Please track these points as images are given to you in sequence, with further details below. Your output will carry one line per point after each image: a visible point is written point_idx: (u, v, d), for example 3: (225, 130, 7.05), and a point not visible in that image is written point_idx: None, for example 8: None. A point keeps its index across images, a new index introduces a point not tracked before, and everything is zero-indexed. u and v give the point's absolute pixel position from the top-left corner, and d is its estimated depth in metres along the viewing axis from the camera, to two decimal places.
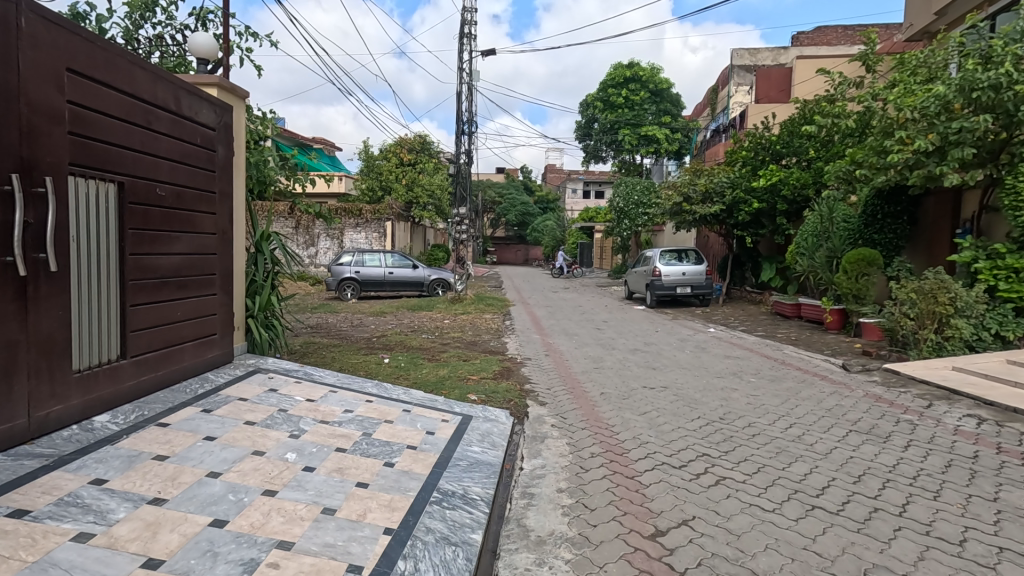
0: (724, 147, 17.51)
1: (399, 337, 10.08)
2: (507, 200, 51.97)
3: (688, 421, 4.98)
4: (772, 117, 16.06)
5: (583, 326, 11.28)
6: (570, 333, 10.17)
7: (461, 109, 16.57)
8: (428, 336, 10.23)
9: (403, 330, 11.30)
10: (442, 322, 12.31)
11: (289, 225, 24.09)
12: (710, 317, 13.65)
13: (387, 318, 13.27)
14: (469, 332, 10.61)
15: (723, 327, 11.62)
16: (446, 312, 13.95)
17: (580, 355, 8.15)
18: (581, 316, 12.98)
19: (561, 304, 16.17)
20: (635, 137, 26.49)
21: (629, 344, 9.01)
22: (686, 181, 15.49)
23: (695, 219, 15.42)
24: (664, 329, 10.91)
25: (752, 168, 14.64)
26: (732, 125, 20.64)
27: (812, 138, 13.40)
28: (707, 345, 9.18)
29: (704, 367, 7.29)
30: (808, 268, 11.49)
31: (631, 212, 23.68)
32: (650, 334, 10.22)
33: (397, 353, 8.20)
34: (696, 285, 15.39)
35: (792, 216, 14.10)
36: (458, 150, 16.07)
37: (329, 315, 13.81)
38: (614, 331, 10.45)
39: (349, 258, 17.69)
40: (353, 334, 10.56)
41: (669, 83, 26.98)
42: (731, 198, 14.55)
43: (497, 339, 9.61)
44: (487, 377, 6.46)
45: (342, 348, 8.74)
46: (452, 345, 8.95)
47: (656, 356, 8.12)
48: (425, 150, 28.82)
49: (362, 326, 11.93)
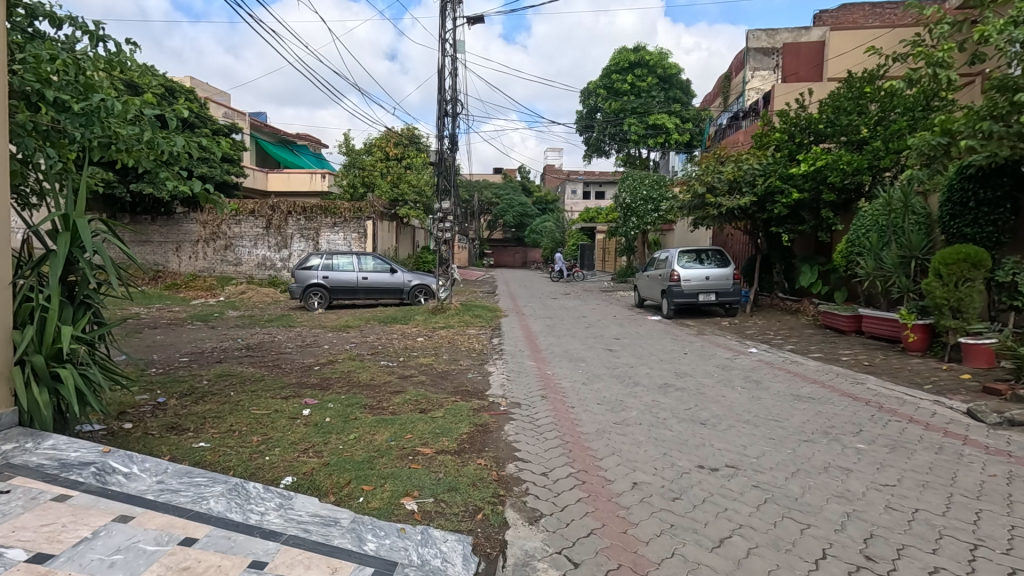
0: (749, 131, 15.17)
1: (352, 364, 7.71)
2: (504, 200, 49.53)
3: (812, 569, 2.59)
4: (808, 94, 13.76)
5: (589, 346, 8.93)
6: (574, 359, 7.82)
7: (443, 86, 14.20)
8: (390, 362, 7.83)
9: (364, 352, 8.92)
10: (415, 340, 9.93)
11: (260, 225, 22.01)
12: (742, 331, 11.29)
13: (349, 334, 10.95)
14: (444, 356, 8.27)
15: (765, 347, 9.27)
16: (422, 326, 11.59)
17: (590, 395, 5.81)
18: (586, 330, 10.66)
19: (562, 314, 13.85)
20: (642, 126, 24.10)
21: (656, 377, 6.66)
22: (709, 170, 13.13)
23: (720, 214, 13.03)
24: (694, 351, 8.54)
25: (789, 153, 12.31)
26: (754, 109, 18.31)
27: (864, 116, 11.27)
28: (760, 377, 6.81)
29: (776, 421, 4.93)
30: (873, 272, 9.04)
31: (639, 208, 21.22)
32: (677, 359, 7.87)
33: (331, 394, 5.78)
34: (721, 291, 13.04)
35: (840, 209, 11.72)
36: (441, 134, 13.72)
37: (281, 331, 11.46)
38: (630, 355, 8.08)
39: (317, 261, 15.36)
40: (294, 360, 8.19)
41: (678, 68, 24.75)
42: (765, 186, 12.13)
43: (480, 369, 7.23)
44: (446, 449, 4.07)
45: (259, 385, 6.32)
46: (415, 379, 6.55)
47: (696, 398, 5.76)
48: (414, 144, 26.50)
49: (313, 346, 9.59)
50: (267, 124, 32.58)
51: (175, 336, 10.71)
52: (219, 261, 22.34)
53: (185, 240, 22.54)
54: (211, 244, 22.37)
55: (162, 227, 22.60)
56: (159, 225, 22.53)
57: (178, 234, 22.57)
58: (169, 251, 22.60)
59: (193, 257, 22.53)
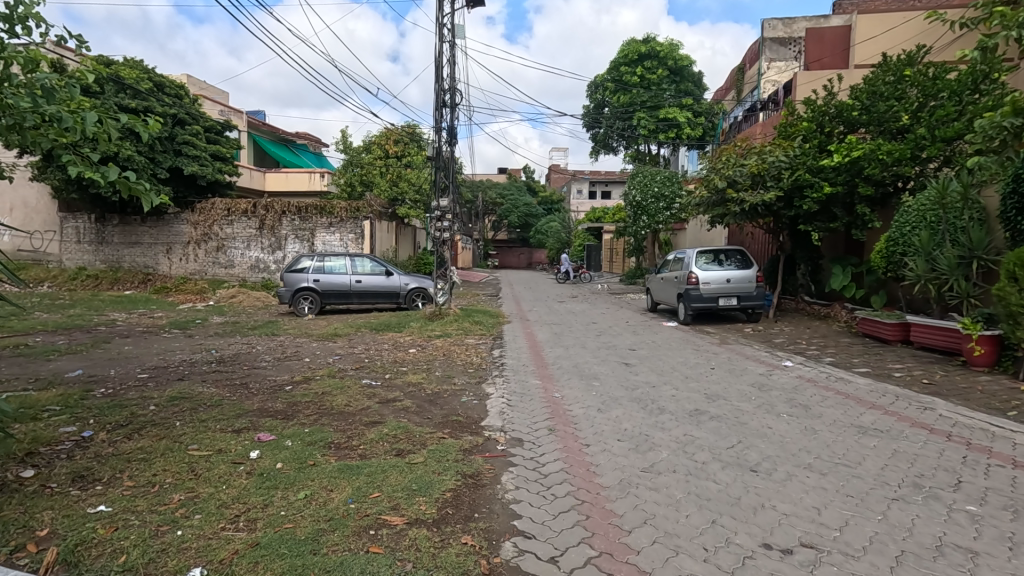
0: (770, 121, 14.06)
1: (330, 382, 6.72)
2: (509, 200, 48.39)
3: None
4: (836, 80, 12.68)
5: (602, 359, 7.90)
6: (585, 376, 6.79)
7: (441, 74, 13.19)
8: (373, 380, 6.82)
9: (349, 366, 7.93)
10: (407, 352, 8.92)
11: (253, 225, 21.12)
12: (770, 340, 10.24)
13: (336, 344, 9.97)
14: (437, 372, 7.25)
15: (801, 359, 8.19)
16: (417, 335, 10.59)
17: (608, 427, 4.78)
18: (597, 340, 9.63)
19: (570, 319, 12.81)
20: (652, 121, 23.02)
21: (683, 401, 5.63)
22: (730, 163, 12.01)
23: (742, 211, 11.91)
24: (722, 366, 7.49)
25: (818, 143, 11.20)
26: (773, 100, 17.23)
27: (904, 102, 10.23)
28: (806, 400, 5.75)
29: (847, 468, 3.88)
30: (925, 275, 8.02)
31: (649, 206, 20.11)
32: (705, 377, 6.82)
33: (293, 427, 4.75)
34: (743, 295, 11.98)
35: (877, 203, 10.63)
36: (439, 126, 12.72)
37: (263, 340, 10.54)
38: (650, 371, 7.05)
39: (308, 263, 14.40)
40: (266, 376, 7.21)
41: (690, 59, 23.66)
42: (792, 180, 11.01)
43: (478, 390, 6.22)
44: (423, 518, 3.05)
45: (214, 412, 5.32)
46: (397, 404, 5.52)
47: (738, 431, 4.72)
48: (415, 141, 25.44)
49: (292, 358, 8.63)
50: (264, 123, 31.74)
51: (146, 346, 9.81)
52: (211, 264, 21.51)
53: (176, 242, 21.72)
54: (203, 246, 21.52)
55: (152, 228, 21.87)
56: (149, 226, 21.84)
57: (169, 235, 21.76)
58: (160, 253, 21.82)
59: (184, 258, 21.72)
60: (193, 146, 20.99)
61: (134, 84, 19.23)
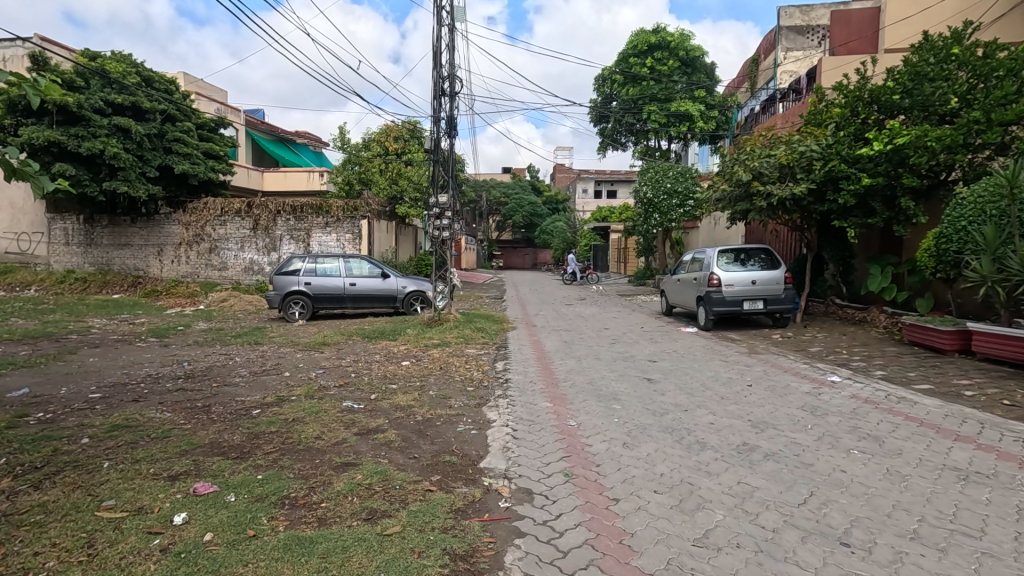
0: (796, 110, 13.02)
1: (306, 404, 5.75)
2: (513, 200, 47.40)
3: None
4: (870, 63, 11.65)
5: (621, 374, 6.91)
6: (603, 397, 5.81)
7: (439, 60, 12.22)
8: (356, 402, 5.86)
9: (332, 382, 6.96)
10: (399, 365, 7.94)
11: (246, 226, 20.25)
12: (804, 348, 9.22)
13: (323, 354, 9.03)
14: (432, 391, 6.29)
15: (849, 373, 7.18)
16: (413, 344, 9.63)
17: (639, 472, 3.81)
18: (612, 350, 8.63)
19: (581, 325, 11.82)
20: (663, 114, 21.97)
21: (724, 432, 4.64)
22: (756, 153, 10.98)
23: (769, 206, 10.86)
24: (760, 383, 6.49)
25: (854, 130, 10.18)
26: (795, 89, 16.20)
27: (953, 83, 9.24)
28: (874, 430, 4.76)
29: (968, 540, 2.90)
30: (992, 277, 7.24)
31: (662, 204, 19.06)
32: (744, 398, 5.83)
33: (243, 472, 3.78)
34: (769, 298, 10.97)
35: (921, 196, 9.61)
36: (437, 116, 11.76)
37: (244, 349, 9.61)
38: (678, 390, 6.07)
39: (300, 265, 13.47)
40: (235, 396, 6.25)
41: (702, 50, 22.61)
42: (825, 171, 9.99)
43: (478, 416, 5.24)
44: None
45: (155, 448, 4.36)
46: (377, 437, 4.55)
47: (804, 477, 3.73)
48: (416, 138, 24.52)
49: (271, 372, 7.68)
50: (262, 121, 30.90)
51: (114, 357, 8.90)
52: (203, 266, 20.65)
53: (167, 243, 20.88)
54: (194, 247, 20.67)
55: (143, 229, 21.04)
56: (139, 226, 21.02)
57: (160, 236, 20.94)
58: (150, 255, 20.99)
59: (175, 260, 20.88)
60: (184, 144, 20.15)
61: (120, 78, 18.40)
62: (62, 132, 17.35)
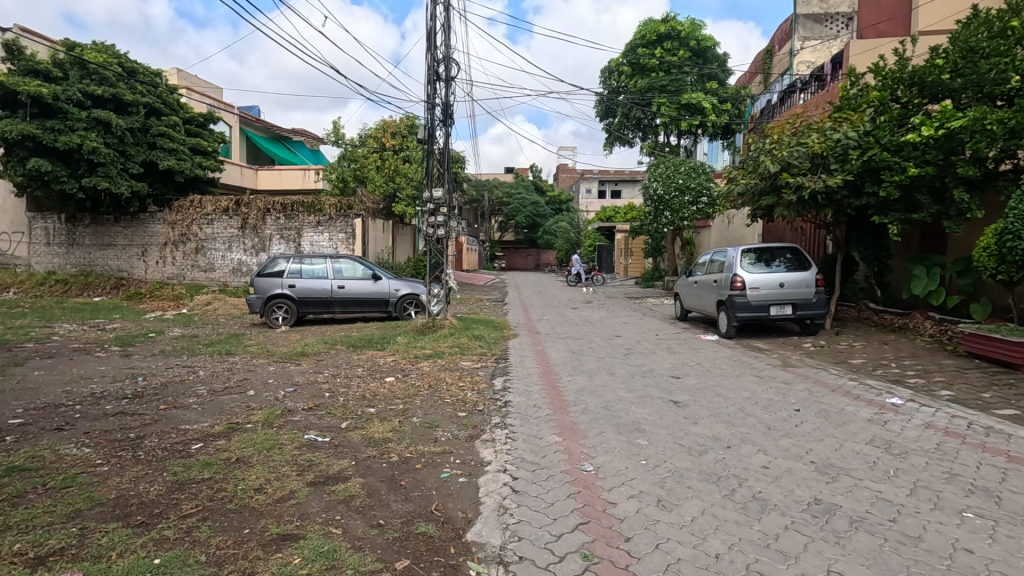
0: (824, 97, 11.93)
1: (261, 435, 4.72)
2: (516, 200, 46.33)
3: None
4: (909, 43, 10.57)
5: (641, 394, 5.85)
6: (623, 427, 4.75)
7: (434, 42, 11.17)
8: (321, 433, 4.82)
9: (301, 404, 5.92)
10: (383, 381, 6.89)
11: (234, 225, 19.27)
12: (844, 359, 8.15)
13: (300, 367, 8.00)
14: (417, 418, 5.23)
15: (910, 393, 6.10)
16: (402, 354, 8.59)
17: (685, 553, 2.75)
18: (627, 363, 7.56)
19: (589, 332, 10.75)
20: (674, 107, 20.89)
21: (785, 483, 3.58)
22: (784, 141, 9.90)
23: (799, 199, 9.76)
24: (809, 407, 5.43)
25: (897, 115, 9.10)
26: (819, 77, 15.12)
27: (1014, 58, 8.15)
28: (979, 478, 3.69)
29: None
30: None
31: (673, 201, 17.96)
32: (796, 428, 4.76)
33: (138, 554, 2.73)
34: (799, 302, 9.88)
35: (975, 188, 8.52)
36: (432, 102, 10.72)
37: (213, 360, 8.59)
38: (714, 418, 5.00)
39: (285, 266, 12.44)
40: (180, 423, 5.21)
41: (714, 40, 21.52)
42: (864, 160, 8.93)
43: (468, 456, 4.18)
44: None
45: (39, 507, 3.30)
46: (335, 490, 3.50)
47: (918, 561, 2.68)
48: (414, 133, 23.49)
49: (233, 389, 6.64)
50: (256, 118, 29.92)
51: (62, 370, 7.87)
52: (190, 267, 19.69)
53: (152, 243, 19.93)
54: (180, 247, 19.71)
55: (127, 228, 20.07)
56: (123, 226, 20.06)
57: (144, 235, 19.98)
58: (134, 255, 20.03)
59: (161, 261, 19.92)
60: (169, 139, 19.17)
61: (100, 69, 17.42)
62: (37, 125, 16.40)
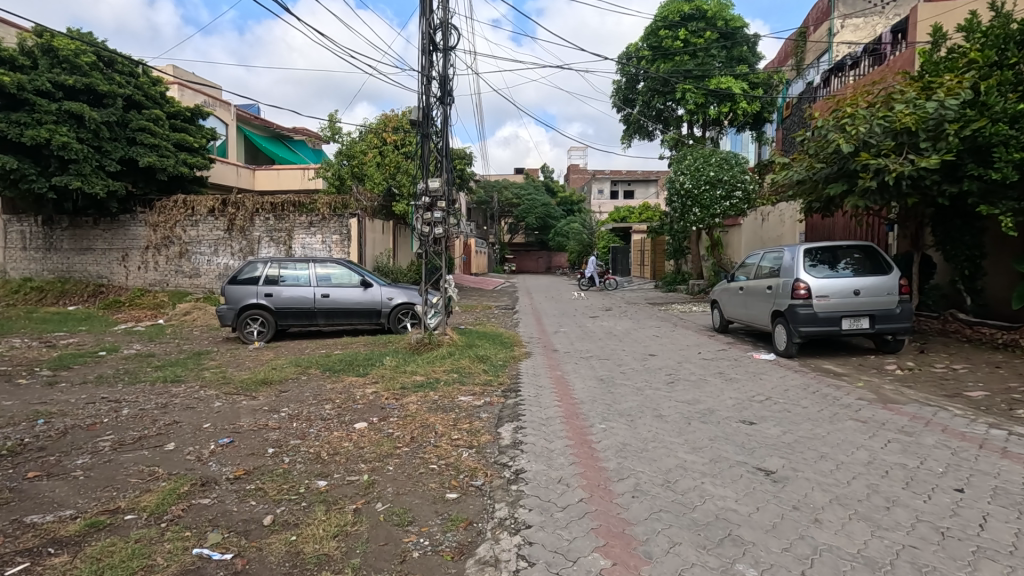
0: (895, 67, 10.03)
1: (127, 547, 2.95)
2: (526, 201, 44.49)
3: None
4: None
5: (711, 459, 4.03)
6: (706, 534, 2.94)
7: (429, 6, 9.43)
8: (226, 538, 3.07)
9: (227, 470, 4.17)
10: (351, 427, 5.12)
11: (220, 226, 17.72)
12: (957, 389, 6.27)
13: (255, 401, 6.28)
14: (384, 506, 3.43)
15: None
16: (385, 383, 6.81)
17: None
18: (675, 400, 5.71)
19: (617, 349, 8.91)
20: (700, 94, 19.01)
21: None
22: (860, 114, 8.00)
23: (879, 186, 7.87)
24: (974, 484, 3.59)
25: (1008, 77, 7.22)
26: (875, 51, 13.21)
27: None
28: None
29: None
30: None
31: (703, 196, 16.06)
32: (985, 536, 2.94)
33: None
34: (878, 313, 8.00)
35: None
36: (428, 76, 8.98)
37: (152, 390, 6.89)
38: (843, 512, 3.18)
39: (261, 271, 10.78)
40: (29, 512, 3.48)
41: (743, 20, 19.57)
42: (970, 134, 7.06)
43: None
44: None
45: None
46: None
47: None
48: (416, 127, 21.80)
49: (148, 441, 4.92)
50: (255, 116, 28.41)
51: None
52: (173, 272, 18.18)
53: (133, 247, 18.44)
54: (163, 251, 18.20)
55: (106, 231, 18.62)
56: (102, 228, 18.60)
57: (125, 238, 18.51)
58: (115, 260, 18.59)
59: (143, 267, 18.44)
60: (151, 134, 17.61)
61: (72, 56, 15.89)
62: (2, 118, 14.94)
